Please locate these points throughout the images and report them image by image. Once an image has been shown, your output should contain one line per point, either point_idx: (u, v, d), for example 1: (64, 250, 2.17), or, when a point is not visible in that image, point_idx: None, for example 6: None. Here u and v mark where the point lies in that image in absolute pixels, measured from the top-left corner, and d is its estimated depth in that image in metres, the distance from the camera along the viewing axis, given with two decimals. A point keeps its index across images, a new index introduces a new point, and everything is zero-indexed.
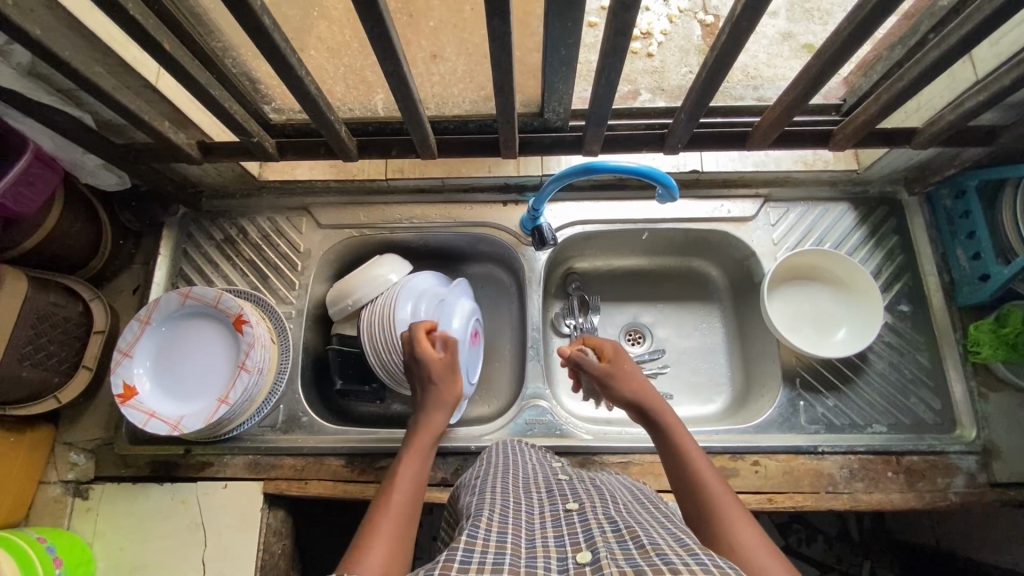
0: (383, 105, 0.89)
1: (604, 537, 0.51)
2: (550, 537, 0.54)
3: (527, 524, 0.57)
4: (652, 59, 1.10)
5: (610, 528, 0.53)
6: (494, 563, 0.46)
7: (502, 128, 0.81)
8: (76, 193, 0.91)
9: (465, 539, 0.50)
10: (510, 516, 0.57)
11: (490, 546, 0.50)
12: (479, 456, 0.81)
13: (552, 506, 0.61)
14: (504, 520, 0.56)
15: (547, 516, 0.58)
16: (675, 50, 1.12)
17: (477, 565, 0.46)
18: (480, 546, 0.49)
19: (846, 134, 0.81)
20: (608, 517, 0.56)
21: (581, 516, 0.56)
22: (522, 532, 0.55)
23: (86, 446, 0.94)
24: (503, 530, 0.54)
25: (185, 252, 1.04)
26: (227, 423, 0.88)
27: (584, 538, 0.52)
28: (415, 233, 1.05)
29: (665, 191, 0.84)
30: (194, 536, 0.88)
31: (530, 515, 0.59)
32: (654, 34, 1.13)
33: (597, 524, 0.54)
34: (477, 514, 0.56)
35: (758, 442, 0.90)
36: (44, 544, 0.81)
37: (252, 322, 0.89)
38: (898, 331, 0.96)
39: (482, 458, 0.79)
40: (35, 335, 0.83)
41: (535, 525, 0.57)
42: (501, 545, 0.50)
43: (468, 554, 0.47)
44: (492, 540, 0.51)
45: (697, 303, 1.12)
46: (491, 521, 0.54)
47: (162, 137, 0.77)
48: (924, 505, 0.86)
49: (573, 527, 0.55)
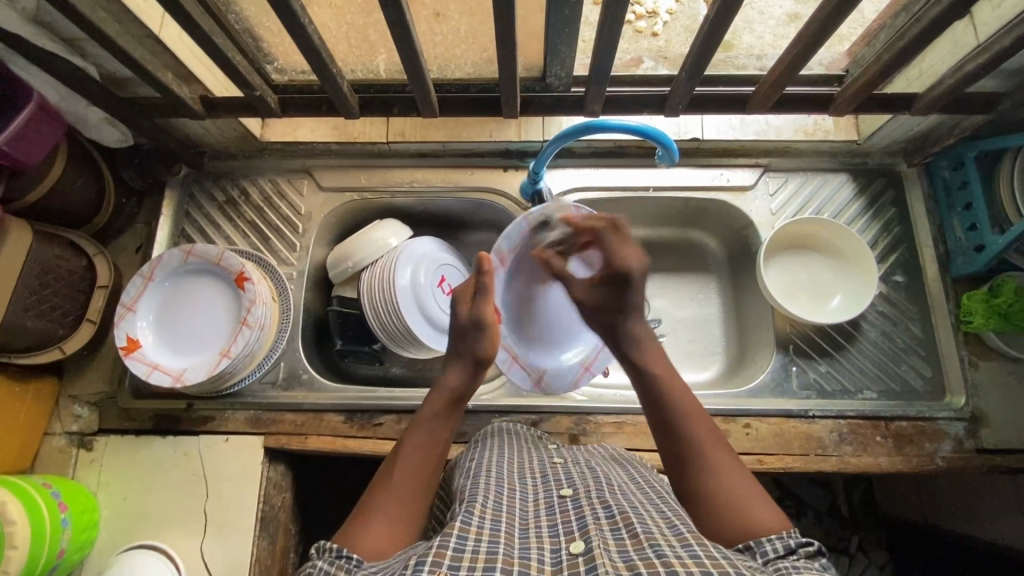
0: (385, 66, 0.90)
1: (597, 525, 0.53)
2: (543, 526, 0.55)
3: (521, 512, 0.58)
4: (657, 39, 1.06)
5: (604, 514, 0.54)
6: (487, 554, 0.48)
7: (504, 85, 0.81)
8: (78, 148, 0.91)
9: (459, 526, 0.51)
10: (503, 503, 0.58)
11: (483, 534, 0.51)
12: (473, 436, 0.82)
13: (546, 491, 0.62)
14: (498, 508, 0.57)
15: (541, 503, 0.60)
16: (681, 30, 1.06)
17: (471, 555, 0.47)
18: (474, 534, 0.51)
19: (846, 99, 0.82)
20: (602, 501, 0.57)
21: (575, 502, 0.58)
22: (516, 520, 0.56)
23: (91, 398, 0.96)
24: (498, 519, 0.55)
25: (188, 212, 1.04)
26: (228, 377, 0.90)
27: (578, 526, 0.53)
28: (415, 197, 1.05)
29: (665, 151, 0.84)
30: (196, 486, 0.90)
31: (525, 501, 0.61)
32: (659, 13, 1.07)
33: (591, 511, 0.56)
34: (471, 500, 0.57)
35: (750, 406, 0.91)
36: (49, 490, 0.82)
37: (253, 281, 0.90)
38: (892, 301, 0.97)
39: (477, 439, 0.80)
40: (39, 286, 0.84)
41: (529, 513, 0.58)
42: (494, 534, 0.52)
43: (461, 543, 0.49)
44: (486, 528, 0.52)
45: (694, 273, 1.13)
46: (485, 509, 0.55)
47: (165, 88, 0.78)
48: (911, 468, 0.88)
49: (568, 513, 0.56)
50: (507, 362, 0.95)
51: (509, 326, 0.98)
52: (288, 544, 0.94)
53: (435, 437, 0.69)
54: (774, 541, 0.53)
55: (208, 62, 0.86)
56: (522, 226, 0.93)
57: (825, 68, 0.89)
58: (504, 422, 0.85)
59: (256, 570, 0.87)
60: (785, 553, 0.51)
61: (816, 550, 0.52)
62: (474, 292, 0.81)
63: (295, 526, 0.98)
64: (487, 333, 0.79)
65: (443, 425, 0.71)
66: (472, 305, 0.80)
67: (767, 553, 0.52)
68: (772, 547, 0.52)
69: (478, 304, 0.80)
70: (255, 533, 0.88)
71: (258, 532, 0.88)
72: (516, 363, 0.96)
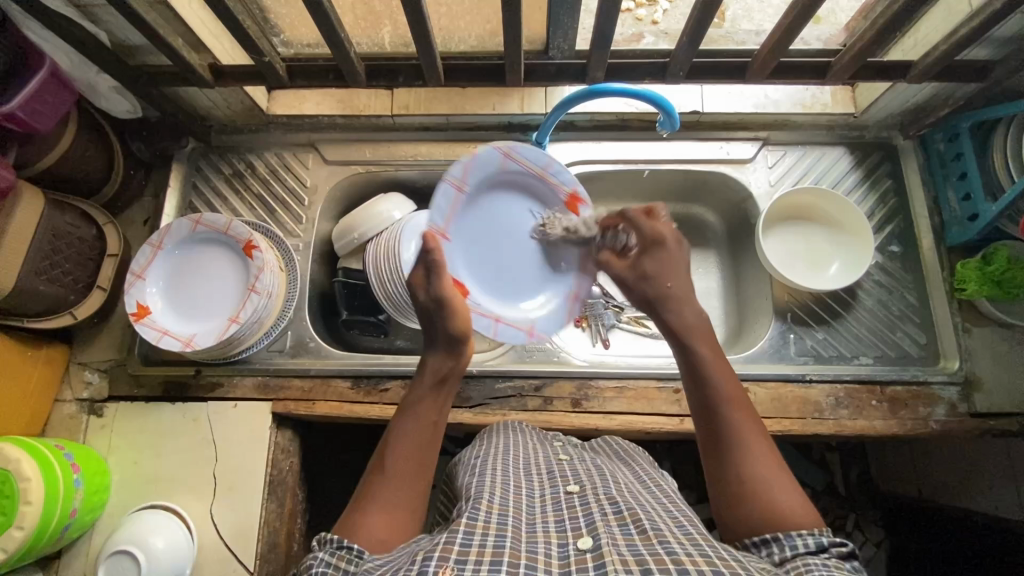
0: (390, 38, 0.92)
1: (605, 521, 0.54)
2: (550, 522, 0.56)
3: (527, 508, 0.59)
4: (657, 27, 0.99)
5: (611, 511, 0.56)
6: (494, 547, 0.49)
7: (509, 51, 0.82)
8: (88, 118, 0.93)
9: (465, 521, 0.52)
10: (510, 499, 0.59)
11: (490, 528, 0.52)
12: (480, 432, 0.83)
13: (553, 488, 0.64)
14: (505, 503, 0.58)
15: (548, 499, 0.61)
16: (680, 18, 0.99)
17: (477, 549, 0.48)
18: (481, 529, 0.51)
19: (842, 66, 0.84)
20: (609, 499, 0.59)
21: (582, 499, 0.59)
22: (523, 515, 0.57)
23: (101, 365, 0.97)
24: (504, 513, 0.56)
25: (195, 185, 1.05)
26: (236, 344, 0.91)
27: (586, 523, 0.54)
28: (419, 171, 1.07)
29: (666, 117, 0.86)
30: (205, 450, 0.92)
31: (531, 498, 0.62)
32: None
33: (598, 508, 0.57)
34: (478, 496, 0.59)
35: (748, 370, 0.93)
36: (62, 451, 0.84)
37: (261, 249, 0.92)
38: (888, 270, 0.99)
39: (483, 436, 0.82)
40: (51, 252, 0.86)
41: (536, 508, 0.59)
42: (501, 528, 0.52)
43: (468, 538, 0.50)
44: (493, 523, 0.53)
45: (694, 248, 1.15)
46: (492, 504, 0.57)
47: (174, 53, 0.79)
48: (905, 431, 0.90)
49: (575, 511, 0.57)
50: (491, 328, 0.89)
51: (481, 285, 0.91)
52: (294, 509, 0.96)
53: (428, 420, 0.68)
54: (805, 537, 0.53)
55: (217, 31, 0.87)
56: (448, 190, 0.85)
57: (823, 43, 0.91)
58: (510, 420, 0.86)
59: (264, 532, 0.89)
60: (815, 551, 0.52)
61: (849, 550, 0.52)
62: (428, 270, 0.75)
63: (302, 493, 1.00)
64: (450, 309, 0.73)
65: (435, 407, 0.69)
66: (427, 283, 0.75)
67: (798, 548, 0.52)
68: (801, 543, 0.53)
69: (434, 282, 0.74)
70: (263, 496, 0.90)
71: (266, 495, 0.90)
72: (500, 323, 0.90)
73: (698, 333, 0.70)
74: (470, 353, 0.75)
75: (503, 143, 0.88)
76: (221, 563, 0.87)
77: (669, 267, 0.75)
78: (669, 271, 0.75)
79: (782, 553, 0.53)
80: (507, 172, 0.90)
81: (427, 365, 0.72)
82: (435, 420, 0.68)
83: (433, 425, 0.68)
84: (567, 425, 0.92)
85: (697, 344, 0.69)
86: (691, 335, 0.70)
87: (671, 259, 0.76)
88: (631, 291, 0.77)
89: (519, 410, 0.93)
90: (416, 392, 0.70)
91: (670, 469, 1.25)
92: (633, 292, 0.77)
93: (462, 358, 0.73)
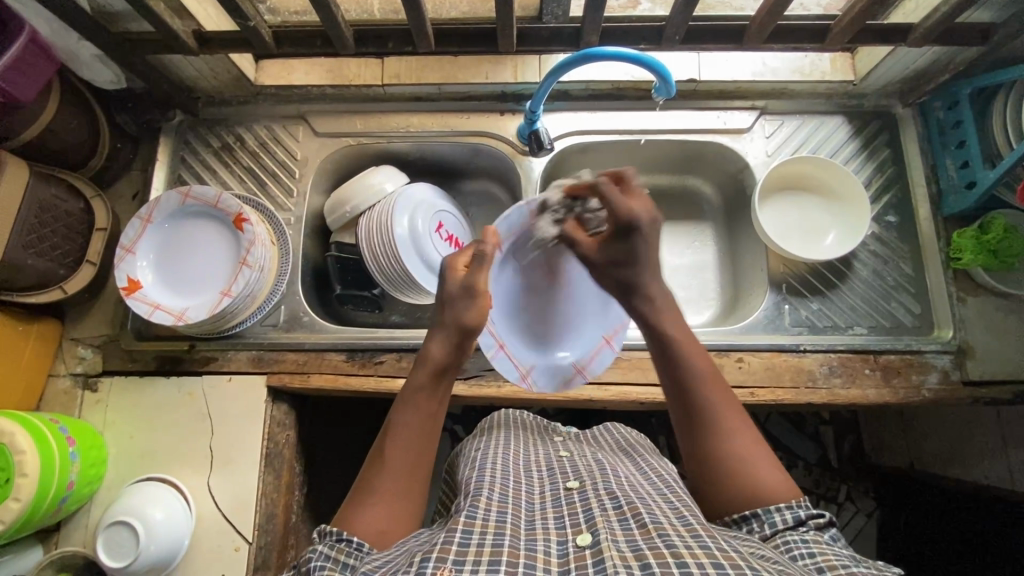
0: (380, 5, 0.92)
1: (605, 516, 0.54)
2: (549, 518, 0.57)
3: (527, 505, 0.60)
4: None
5: (611, 506, 0.56)
6: (492, 546, 0.49)
7: (502, 15, 0.80)
8: (72, 90, 0.91)
9: (464, 520, 0.53)
10: (510, 495, 0.60)
11: (489, 526, 0.52)
12: (480, 424, 0.86)
13: (552, 485, 0.65)
14: (505, 500, 0.59)
15: (548, 496, 0.62)
16: None
17: (476, 549, 0.48)
18: (479, 527, 0.52)
19: (840, 30, 0.82)
20: (610, 493, 0.59)
21: (581, 495, 0.60)
22: (523, 512, 0.58)
23: (93, 341, 0.97)
24: (503, 510, 0.57)
25: (183, 158, 1.04)
26: (228, 318, 0.90)
27: (585, 519, 0.54)
28: (411, 143, 1.05)
29: (662, 83, 0.83)
30: (201, 424, 0.92)
31: (532, 495, 0.63)
32: None
33: (597, 503, 0.57)
34: (477, 493, 0.59)
35: (742, 341, 0.93)
36: (57, 424, 0.83)
37: (252, 221, 0.91)
38: (884, 240, 0.98)
39: (484, 429, 0.84)
40: (38, 226, 0.85)
41: (535, 505, 0.60)
42: (500, 526, 0.53)
43: (467, 537, 0.50)
44: (491, 521, 0.53)
45: (689, 220, 1.14)
46: (491, 502, 0.57)
47: (156, 18, 0.77)
48: (898, 400, 0.90)
49: (574, 506, 0.58)
50: (493, 349, 0.84)
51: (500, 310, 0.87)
52: (292, 481, 0.97)
53: (424, 412, 0.67)
54: (783, 513, 0.57)
55: None
56: (525, 209, 0.81)
57: (823, 9, 0.90)
58: (509, 413, 0.88)
59: (261, 504, 0.89)
60: (793, 525, 0.56)
61: (825, 521, 0.57)
62: (472, 261, 0.75)
63: (298, 464, 1.00)
64: (480, 301, 0.72)
65: (431, 398, 0.68)
66: (467, 273, 0.74)
67: (776, 524, 0.56)
68: (780, 518, 0.56)
69: (474, 272, 0.73)
70: (259, 469, 0.90)
71: (263, 468, 0.90)
72: (503, 350, 0.86)
73: (670, 315, 0.72)
74: (472, 348, 0.74)
75: (626, 186, 0.85)
76: (219, 534, 0.88)
77: (641, 250, 0.74)
78: (643, 257, 0.74)
79: (762, 530, 0.56)
80: (588, 220, 0.87)
81: (425, 355, 0.70)
82: (434, 410, 0.68)
83: (433, 415, 0.68)
84: (563, 396, 0.92)
85: (669, 327, 0.71)
86: (659, 315, 0.72)
87: (645, 244, 0.73)
88: (602, 274, 0.77)
89: (514, 381, 0.93)
90: (415, 381, 0.69)
91: (665, 442, 1.26)
92: (607, 277, 0.77)
93: (465, 349, 0.72)
